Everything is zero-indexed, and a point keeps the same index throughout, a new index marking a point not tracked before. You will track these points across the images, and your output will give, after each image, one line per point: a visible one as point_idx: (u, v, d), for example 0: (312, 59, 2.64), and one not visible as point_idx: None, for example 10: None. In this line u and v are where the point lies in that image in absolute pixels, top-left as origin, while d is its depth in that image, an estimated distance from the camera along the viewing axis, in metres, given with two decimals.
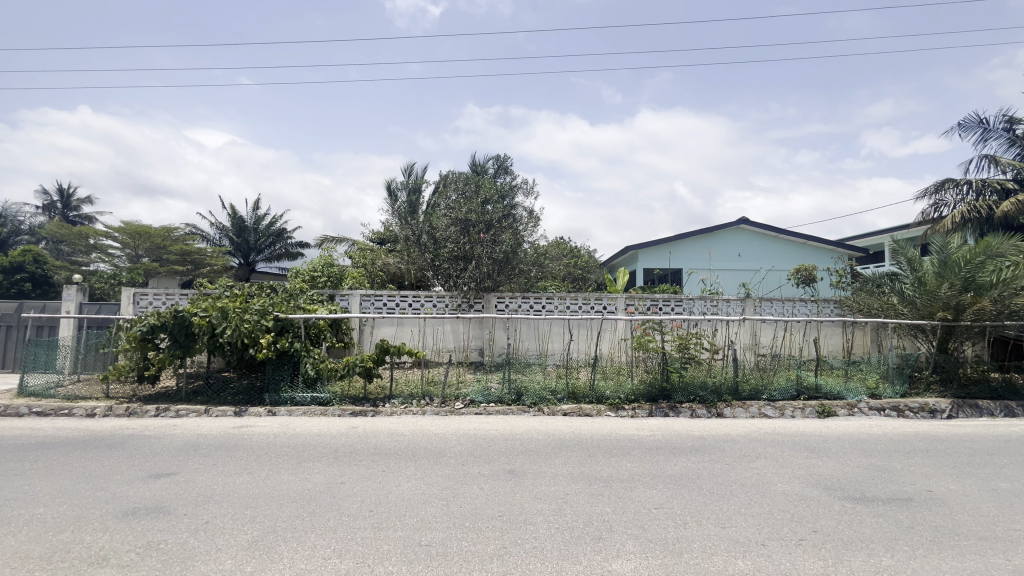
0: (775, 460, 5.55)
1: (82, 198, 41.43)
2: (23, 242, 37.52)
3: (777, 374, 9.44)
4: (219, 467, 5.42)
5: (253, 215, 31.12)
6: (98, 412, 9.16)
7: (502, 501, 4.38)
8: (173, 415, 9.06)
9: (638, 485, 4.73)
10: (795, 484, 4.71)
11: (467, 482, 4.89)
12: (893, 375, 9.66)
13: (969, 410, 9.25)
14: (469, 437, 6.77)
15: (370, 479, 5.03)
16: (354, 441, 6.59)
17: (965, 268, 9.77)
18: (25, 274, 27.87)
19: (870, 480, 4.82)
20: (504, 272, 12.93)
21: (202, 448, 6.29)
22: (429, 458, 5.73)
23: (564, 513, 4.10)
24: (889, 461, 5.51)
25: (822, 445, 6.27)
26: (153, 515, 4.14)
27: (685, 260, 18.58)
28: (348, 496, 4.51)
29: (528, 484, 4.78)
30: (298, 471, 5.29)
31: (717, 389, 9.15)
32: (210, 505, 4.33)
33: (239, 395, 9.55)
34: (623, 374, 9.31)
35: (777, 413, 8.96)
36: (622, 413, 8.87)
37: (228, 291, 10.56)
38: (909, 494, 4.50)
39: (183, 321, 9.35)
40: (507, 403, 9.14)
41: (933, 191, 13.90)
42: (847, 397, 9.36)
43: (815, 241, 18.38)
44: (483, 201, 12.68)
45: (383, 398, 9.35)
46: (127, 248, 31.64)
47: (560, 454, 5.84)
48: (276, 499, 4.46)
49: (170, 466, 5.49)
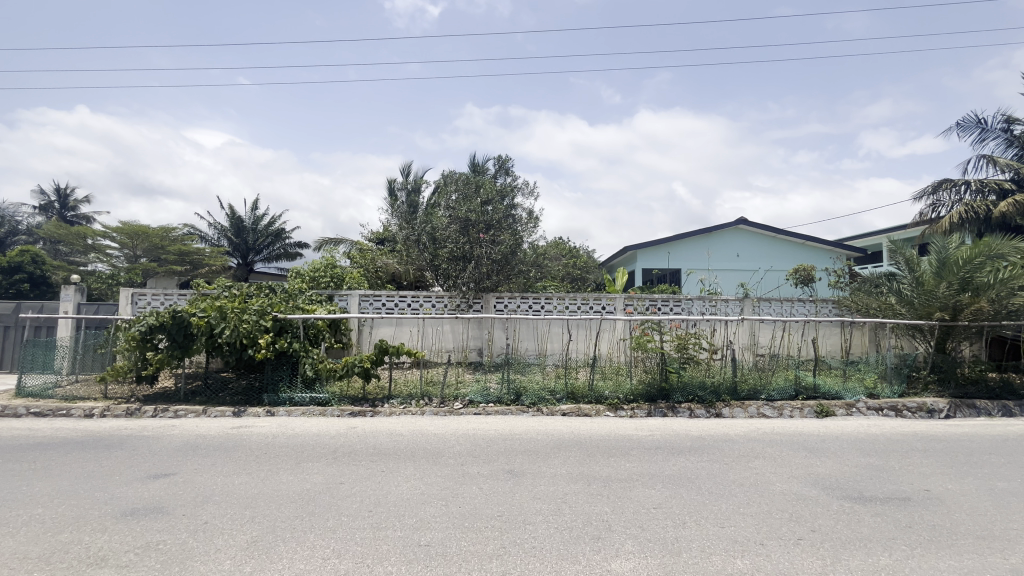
0: (774, 460, 5.56)
1: (79, 198, 41.35)
2: (21, 243, 37.45)
3: (775, 374, 9.45)
4: (218, 468, 5.42)
5: (252, 215, 31.15)
6: (96, 412, 9.16)
7: (501, 501, 4.38)
8: (171, 415, 9.06)
9: (637, 485, 4.73)
10: (794, 484, 4.71)
11: (466, 482, 4.90)
12: (891, 375, 9.67)
13: (966, 410, 9.27)
14: (468, 437, 6.78)
15: (369, 479, 5.03)
16: (353, 442, 6.59)
17: (964, 268, 9.82)
18: (23, 274, 27.82)
19: (869, 480, 4.83)
20: (503, 273, 12.94)
21: (201, 449, 6.29)
22: (428, 459, 5.74)
23: (563, 513, 4.11)
24: (887, 461, 5.53)
25: (821, 445, 6.28)
26: (151, 515, 4.14)
27: (684, 260, 18.59)
28: (346, 496, 4.52)
29: (527, 485, 4.78)
30: (297, 472, 5.29)
31: (715, 389, 9.16)
32: (209, 505, 4.33)
33: (237, 395, 9.55)
34: (622, 374, 9.32)
35: (776, 413, 8.98)
36: (621, 413, 8.88)
37: (227, 291, 10.58)
38: (907, 493, 4.51)
39: (181, 321, 9.33)
40: (506, 404, 9.14)
41: (931, 191, 13.93)
42: (845, 397, 9.38)
43: (813, 241, 18.42)
44: (483, 202, 12.68)
45: (382, 398, 9.35)
46: (125, 248, 31.60)
47: (559, 454, 5.85)
48: (275, 499, 4.46)
49: (169, 466, 5.49)
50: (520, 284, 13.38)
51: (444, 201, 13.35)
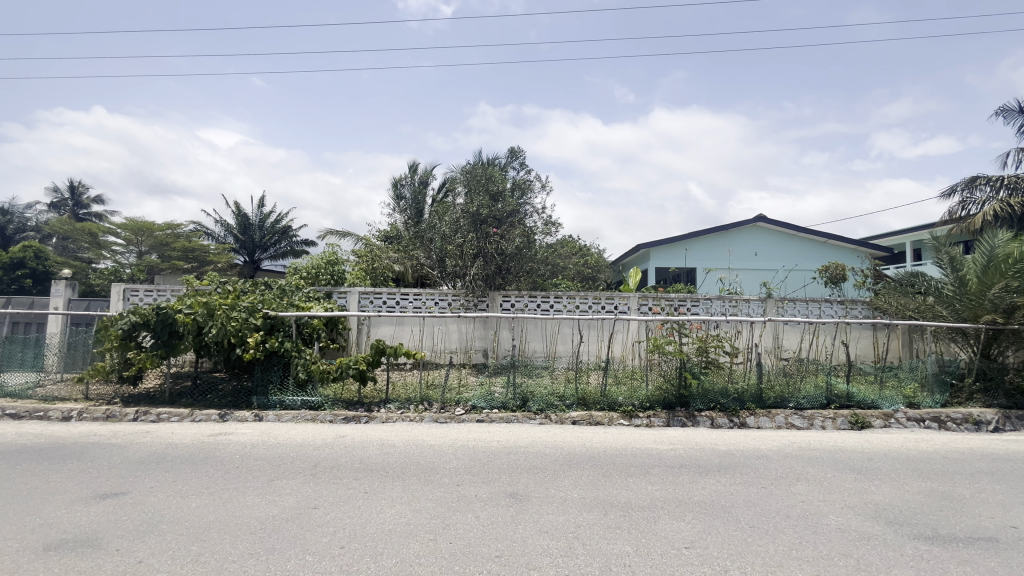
0: (819, 484, 4.76)
1: (91, 196, 41.11)
2: (30, 238, 37.33)
3: (804, 381, 8.63)
4: (180, 486, 4.73)
5: (258, 214, 30.34)
6: (73, 415, 8.54)
7: (500, 535, 3.65)
8: (153, 419, 8.42)
9: (661, 515, 3.98)
10: (851, 518, 3.93)
11: (460, 509, 4.15)
12: (932, 383, 8.85)
13: (1017, 423, 8.41)
14: (467, 450, 6.02)
15: (348, 503, 4.30)
16: (339, 454, 5.87)
17: (1013, 268, 8.90)
18: (25, 270, 27.48)
19: (937, 512, 4.06)
20: (513, 271, 12.11)
21: (167, 461, 5.60)
22: (419, 477, 5.00)
23: (575, 554, 3.38)
24: (953, 487, 4.73)
25: (869, 464, 5.50)
26: (79, 551, 3.44)
27: (701, 258, 17.74)
28: (317, 527, 3.79)
29: (531, 513, 4.05)
30: (266, 492, 4.58)
31: (739, 397, 8.40)
32: (150, 537, 3.63)
33: (225, 398, 8.90)
34: (637, 379, 8.51)
35: (806, 424, 8.20)
36: (635, 422, 8.14)
37: (219, 287, 9.88)
38: (992, 532, 3.73)
39: (166, 319, 8.68)
40: (510, 410, 8.41)
41: (962, 188, 13.15)
42: (882, 406, 8.57)
43: (837, 239, 17.56)
44: (495, 194, 11.88)
45: (378, 402, 8.65)
46: (131, 245, 31.31)
47: (570, 473, 5.10)
48: (232, 529, 3.76)
49: (126, 483, 4.79)
50: (530, 282, 12.67)
51: (455, 197, 12.73)
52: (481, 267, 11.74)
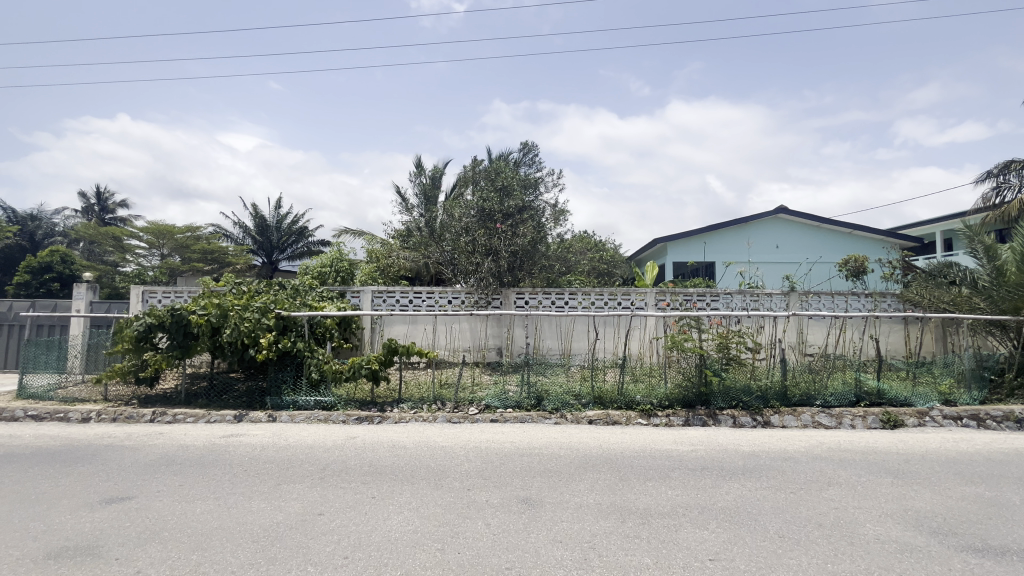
0: (852, 489, 4.48)
1: (115, 201, 41.78)
2: (57, 243, 38.04)
3: (831, 378, 8.30)
4: (186, 491, 4.61)
5: (276, 215, 30.53)
6: (91, 416, 8.52)
7: (511, 545, 3.45)
8: (169, 420, 8.35)
9: (683, 523, 3.75)
10: (890, 527, 3.66)
11: (470, 516, 3.96)
12: (970, 379, 8.39)
13: None
14: (479, 452, 5.83)
15: (354, 509, 4.13)
16: (347, 457, 5.71)
17: None
18: (52, 274, 27.94)
19: (986, 521, 3.76)
20: (525, 268, 11.84)
21: (177, 464, 5.50)
22: (428, 482, 4.80)
23: (590, 565, 3.17)
24: (999, 492, 4.40)
25: (905, 467, 5.18)
26: (79, 559, 3.33)
27: (719, 252, 17.36)
28: (321, 536, 3.64)
29: (545, 520, 3.85)
30: (272, 497, 4.43)
31: (762, 394, 8.09)
32: (152, 545, 3.51)
33: (240, 399, 8.83)
34: (655, 377, 8.27)
35: (834, 422, 7.84)
36: (654, 421, 7.87)
37: (234, 288, 9.85)
38: None
39: (180, 320, 8.65)
40: (525, 409, 8.20)
41: (996, 174, 12.62)
42: (915, 404, 8.15)
43: (862, 230, 17.02)
44: (505, 191, 11.62)
45: (391, 402, 8.52)
46: (154, 248, 31.72)
47: (586, 476, 4.88)
48: (235, 537, 3.62)
49: (135, 487, 4.70)
50: (544, 279, 12.46)
51: (465, 195, 12.53)
52: (492, 263, 11.34)
